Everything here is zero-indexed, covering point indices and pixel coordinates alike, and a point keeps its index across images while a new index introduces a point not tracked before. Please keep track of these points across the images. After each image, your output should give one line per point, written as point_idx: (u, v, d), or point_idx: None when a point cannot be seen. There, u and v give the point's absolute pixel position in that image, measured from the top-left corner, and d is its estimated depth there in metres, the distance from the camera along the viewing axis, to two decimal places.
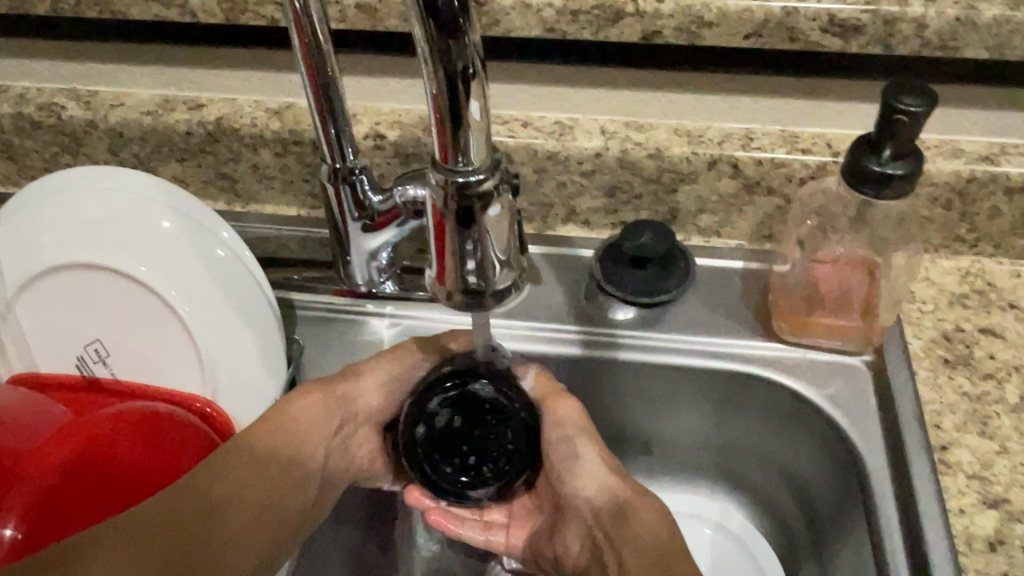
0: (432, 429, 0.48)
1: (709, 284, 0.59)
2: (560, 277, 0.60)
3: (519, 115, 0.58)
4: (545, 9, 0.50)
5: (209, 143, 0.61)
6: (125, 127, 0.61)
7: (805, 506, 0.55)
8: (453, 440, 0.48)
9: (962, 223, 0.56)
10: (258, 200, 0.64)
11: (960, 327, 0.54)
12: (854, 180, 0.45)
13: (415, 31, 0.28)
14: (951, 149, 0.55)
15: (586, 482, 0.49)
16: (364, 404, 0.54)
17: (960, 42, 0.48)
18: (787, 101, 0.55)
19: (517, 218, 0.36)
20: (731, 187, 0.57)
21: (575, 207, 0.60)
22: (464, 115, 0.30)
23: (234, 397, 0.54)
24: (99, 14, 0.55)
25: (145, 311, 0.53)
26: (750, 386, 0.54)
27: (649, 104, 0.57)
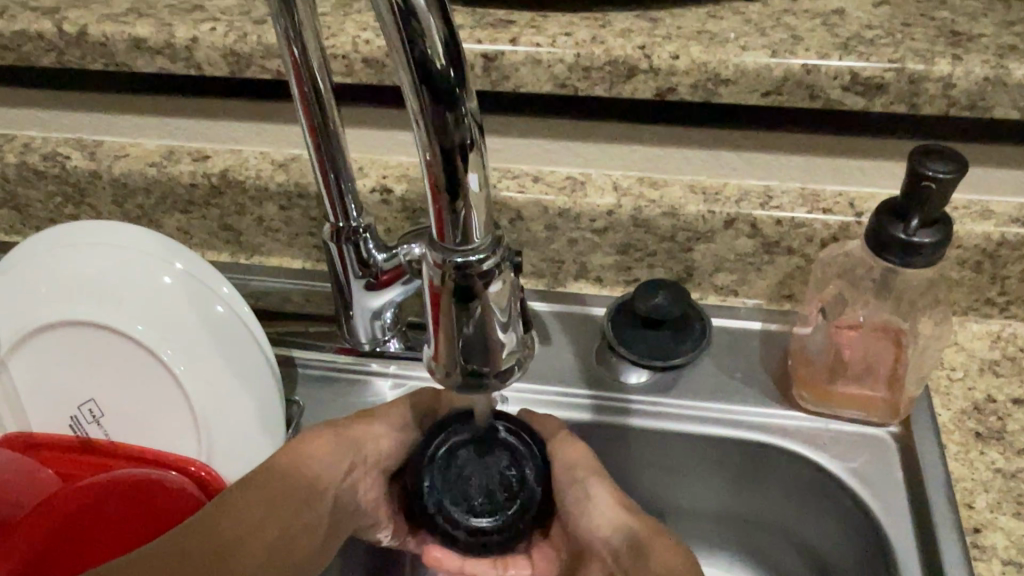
0: (440, 474, 0.47)
1: (725, 346, 0.56)
2: (570, 337, 0.57)
3: (530, 169, 0.57)
4: (557, 65, 0.49)
5: (213, 195, 0.60)
6: (129, 178, 0.60)
7: None
8: (465, 484, 0.46)
9: (992, 286, 0.54)
10: (262, 252, 0.63)
11: (992, 397, 0.52)
12: (879, 247, 0.43)
13: (409, 104, 0.27)
14: (979, 210, 0.52)
15: (601, 522, 0.45)
16: (373, 449, 0.50)
17: (990, 103, 0.46)
18: (807, 158, 0.53)
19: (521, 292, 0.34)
20: (749, 246, 0.55)
21: (586, 263, 0.58)
22: (462, 191, 0.29)
23: (230, 460, 0.52)
24: (103, 67, 0.54)
25: (140, 369, 0.51)
26: (769, 456, 0.51)
27: (664, 159, 0.55)
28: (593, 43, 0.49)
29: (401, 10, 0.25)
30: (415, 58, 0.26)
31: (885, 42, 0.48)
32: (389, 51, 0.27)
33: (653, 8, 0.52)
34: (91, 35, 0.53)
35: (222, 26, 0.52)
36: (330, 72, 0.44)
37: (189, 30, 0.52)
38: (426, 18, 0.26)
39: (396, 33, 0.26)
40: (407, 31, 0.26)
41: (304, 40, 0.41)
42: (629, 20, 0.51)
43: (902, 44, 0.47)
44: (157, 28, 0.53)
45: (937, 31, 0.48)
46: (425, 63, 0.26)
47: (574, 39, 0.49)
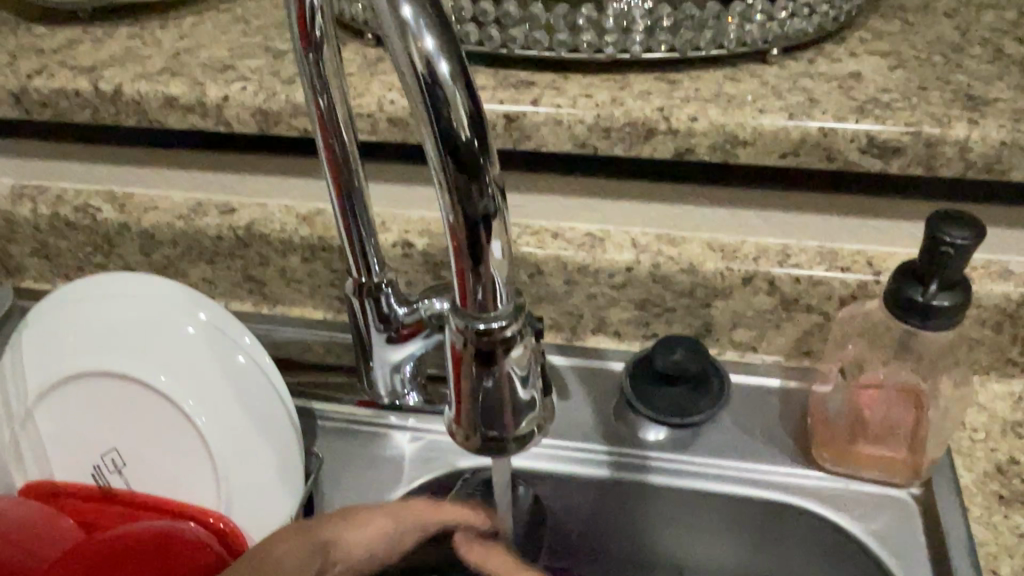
0: None
1: (744, 404, 0.56)
2: (589, 392, 0.58)
3: (549, 225, 0.58)
4: (577, 125, 0.50)
5: (239, 247, 0.61)
6: (157, 230, 0.61)
7: None
8: None
9: (1013, 345, 0.54)
10: (284, 302, 0.64)
11: (1015, 459, 0.51)
12: (897, 309, 0.43)
13: (434, 173, 0.28)
14: (999, 271, 0.52)
15: None
16: None
17: (1007, 165, 0.47)
18: (825, 217, 0.54)
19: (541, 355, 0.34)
20: (768, 303, 0.55)
21: (605, 318, 0.58)
22: (485, 257, 0.29)
23: (248, 512, 0.52)
24: (136, 123, 0.56)
25: (163, 419, 0.52)
26: (790, 517, 0.51)
27: (683, 217, 0.56)
28: (612, 105, 0.50)
29: (428, 84, 0.26)
30: (441, 132, 0.27)
31: (901, 105, 0.49)
32: (416, 123, 0.28)
33: (672, 71, 0.53)
34: (126, 93, 0.55)
35: (253, 85, 0.54)
36: (356, 131, 0.45)
37: (221, 89, 0.54)
38: (452, 91, 0.26)
39: (423, 106, 0.27)
40: (434, 105, 0.27)
41: (331, 96, 0.42)
42: (649, 82, 0.52)
43: (918, 108, 0.48)
44: (190, 86, 0.54)
45: (953, 95, 0.49)
46: (451, 134, 0.27)
47: (594, 101, 0.50)
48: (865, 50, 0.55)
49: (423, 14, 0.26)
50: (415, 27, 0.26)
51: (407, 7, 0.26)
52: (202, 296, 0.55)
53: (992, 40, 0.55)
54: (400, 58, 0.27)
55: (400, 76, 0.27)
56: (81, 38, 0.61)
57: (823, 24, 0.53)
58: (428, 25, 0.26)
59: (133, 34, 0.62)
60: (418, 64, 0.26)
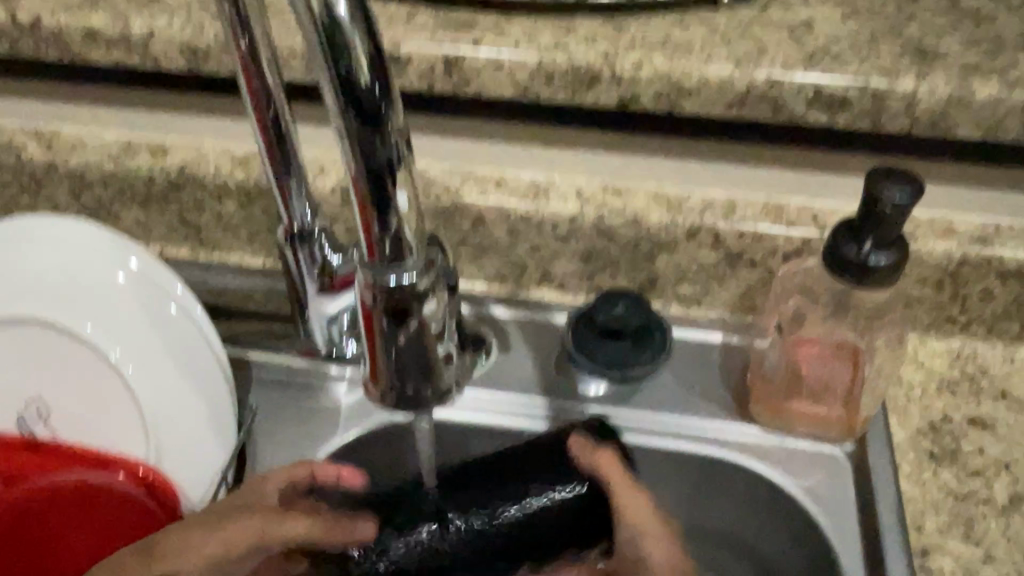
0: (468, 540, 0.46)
1: (686, 358, 0.56)
2: (530, 344, 0.57)
3: (493, 173, 0.56)
4: (519, 71, 0.48)
5: (172, 190, 0.59)
6: (86, 171, 0.58)
7: None
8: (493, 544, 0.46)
9: (953, 304, 0.53)
10: (222, 248, 0.62)
11: (947, 417, 0.51)
12: (836, 266, 0.43)
13: (335, 122, 0.26)
14: (943, 228, 0.52)
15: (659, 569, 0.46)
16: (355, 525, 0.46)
17: (953, 122, 0.46)
18: (773, 171, 0.53)
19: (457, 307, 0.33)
20: (712, 258, 0.54)
21: (549, 270, 0.57)
22: (391, 208, 0.28)
23: (179, 465, 0.52)
24: (57, 57, 0.53)
25: (90, 371, 0.51)
26: (726, 473, 0.51)
27: (629, 167, 0.55)
28: (556, 50, 0.48)
29: (326, 25, 0.25)
30: (339, 75, 0.25)
31: (850, 57, 0.47)
32: (314, 66, 0.26)
33: (619, 15, 0.51)
34: (45, 25, 0.52)
35: (180, 20, 0.51)
36: (280, 71, 0.43)
37: (146, 23, 0.51)
38: (350, 33, 0.25)
39: (322, 49, 0.25)
40: (330, 47, 0.25)
41: (253, 30, 0.40)
42: (595, 26, 0.50)
43: (867, 60, 0.47)
44: (113, 19, 0.51)
45: (904, 48, 0.48)
46: (350, 78, 0.25)
47: (537, 45, 0.48)
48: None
49: None
50: None
51: None
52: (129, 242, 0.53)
53: None
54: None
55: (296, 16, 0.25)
56: None
57: None
58: None
59: None
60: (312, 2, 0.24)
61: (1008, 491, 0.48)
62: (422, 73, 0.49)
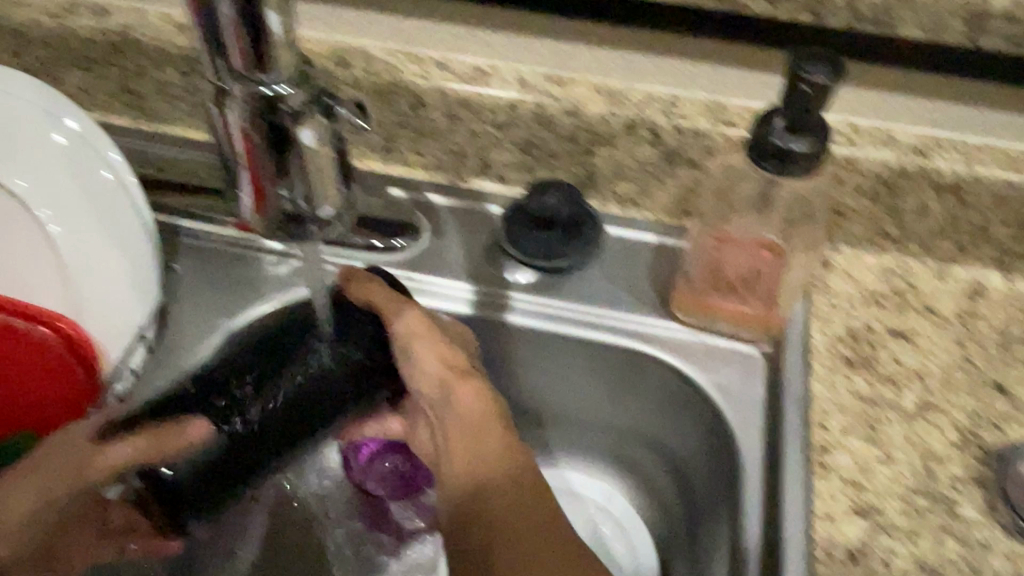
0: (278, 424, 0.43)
1: (616, 255, 0.56)
2: (464, 232, 0.56)
3: (437, 56, 0.55)
4: None
5: (113, 54, 0.58)
6: (26, 28, 0.57)
7: (686, 491, 0.52)
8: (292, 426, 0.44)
9: (888, 217, 0.53)
10: (165, 119, 0.61)
11: (869, 327, 0.51)
12: (757, 156, 0.42)
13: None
14: (883, 138, 0.51)
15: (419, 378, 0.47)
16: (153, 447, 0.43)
17: (895, 18, 0.45)
18: (717, 68, 0.52)
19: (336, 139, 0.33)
20: (650, 155, 0.53)
21: (489, 160, 0.57)
22: (267, 34, 0.28)
23: (101, 325, 0.52)
24: None
25: (21, 229, 0.52)
26: (641, 365, 0.51)
27: (574, 57, 0.54)
28: None
29: None
30: None
31: None
32: None
33: None
34: None
35: None
36: None
37: None
38: None
39: None
40: None
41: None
42: None
43: None
44: None
45: None
46: None
47: None
48: None
49: None
50: None
51: None
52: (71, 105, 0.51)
53: None
54: None
55: None
56: None
57: None
58: None
59: None
60: None
61: (917, 399, 0.48)
62: None
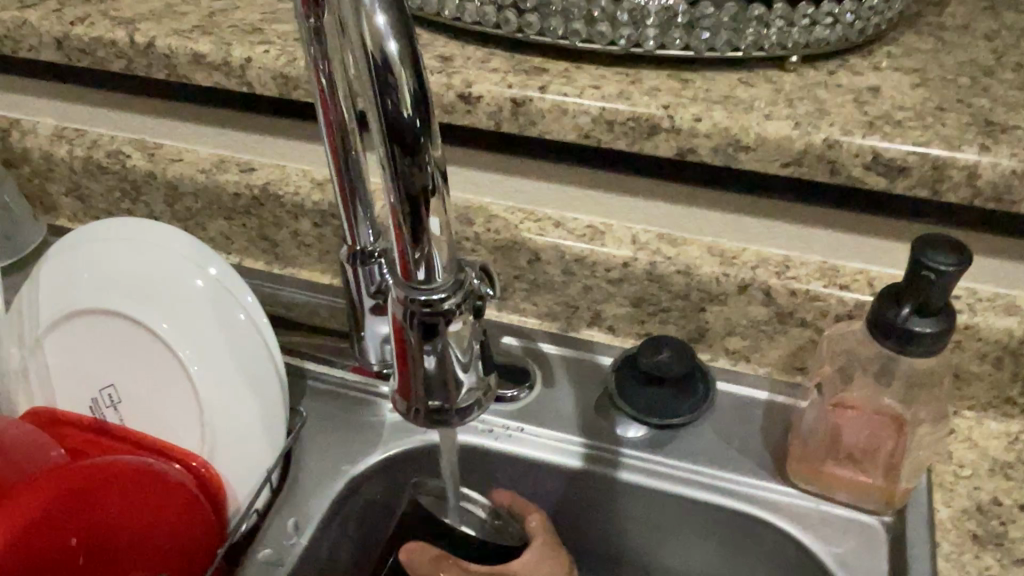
0: None
1: (726, 412, 0.56)
2: (574, 383, 0.58)
3: (554, 214, 0.58)
4: (582, 116, 0.50)
5: (254, 205, 0.63)
6: (180, 181, 0.63)
7: None
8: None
9: (1013, 383, 0.52)
10: (295, 264, 0.66)
11: (997, 500, 0.49)
12: (878, 331, 0.42)
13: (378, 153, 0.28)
14: (1005, 305, 0.51)
15: None
16: None
17: (1018, 195, 0.45)
18: (829, 232, 0.53)
19: (481, 331, 0.35)
20: (762, 314, 0.54)
21: (600, 312, 0.58)
22: (424, 235, 0.30)
23: (231, 463, 0.55)
24: (166, 76, 0.58)
25: (159, 367, 0.55)
26: (755, 529, 0.51)
27: (686, 217, 0.55)
28: (619, 98, 0.50)
29: (378, 63, 0.27)
30: (389, 118, 0.28)
31: (913, 124, 0.47)
32: (364, 98, 0.29)
33: (686, 70, 0.52)
34: (158, 47, 0.57)
35: (276, 49, 0.56)
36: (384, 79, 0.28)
37: (245, 52, 0.56)
38: (399, 69, 0.27)
39: (372, 83, 0.27)
40: (383, 86, 0.28)
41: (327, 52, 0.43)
42: (659, 79, 0.51)
43: (930, 128, 0.47)
44: (217, 45, 0.56)
45: (971, 119, 0.47)
46: (396, 114, 0.28)
47: (601, 92, 0.50)
48: (892, 60, 0.53)
49: None
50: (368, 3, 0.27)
51: None
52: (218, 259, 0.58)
53: None
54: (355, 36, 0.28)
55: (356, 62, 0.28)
56: None
57: (847, 35, 0.52)
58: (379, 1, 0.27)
59: None
60: (367, 39, 0.27)
61: None
62: (491, 114, 0.52)
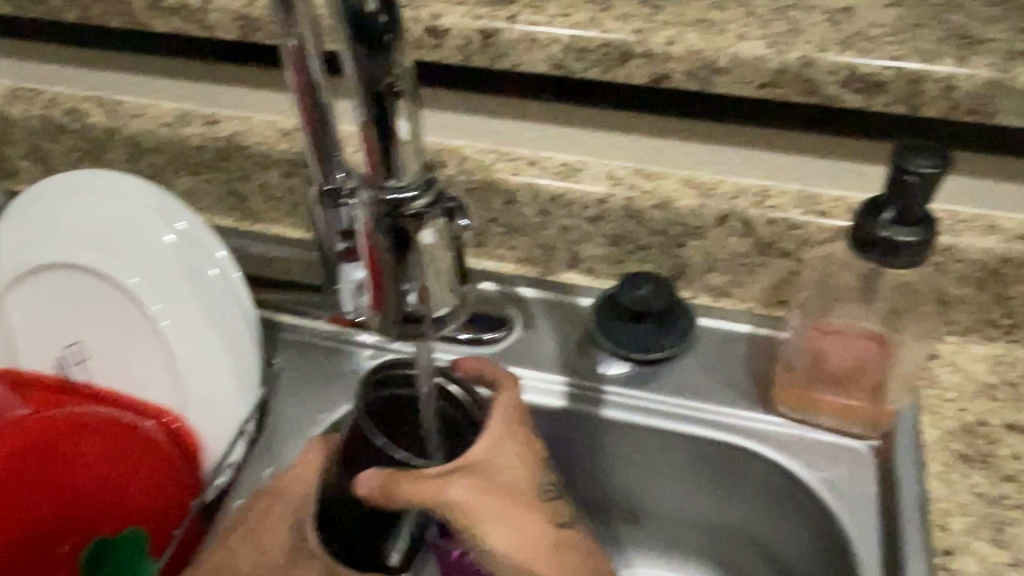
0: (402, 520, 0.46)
1: (709, 347, 0.55)
2: (555, 325, 0.57)
3: (528, 154, 0.57)
4: (552, 45, 0.49)
5: (220, 159, 0.61)
6: (142, 137, 0.61)
7: None
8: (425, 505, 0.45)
9: (996, 305, 0.51)
10: (266, 220, 0.64)
11: (983, 421, 0.49)
12: (860, 246, 0.42)
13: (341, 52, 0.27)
14: (985, 225, 0.50)
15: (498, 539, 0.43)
16: None
17: (995, 106, 0.44)
18: (807, 159, 0.52)
19: (457, 241, 0.33)
20: (742, 246, 0.53)
21: (578, 253, 0.57)
22: (393, 139, 0.29)
23: (204, 418, 0.53)
24: (122, 24, 0.56)
25: (127, 322, 0.53)
26: (742, 460, 0.50)
27: (662, 151, 0.55)
28: (590, 25, 0.49)
29: None
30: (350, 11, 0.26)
31: (889, 40, 0.46)
32: None
33: None
34: None
35: None
36: None
37: None
38: None
39: None
40: None
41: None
42: (631, 6, 0.50)
43: (907, 43, 0.46)
44: None
45: (947, 33, 0.47)
46: (358, 7, 0.26)
47: (572, 20, 0.49)
48: None
49: None
50: None
51: None
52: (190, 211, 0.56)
53: None
54: None
55: None
56: None
57: None
58: None
59: None
60: None
61: None
62: (459, 47, 0.50)
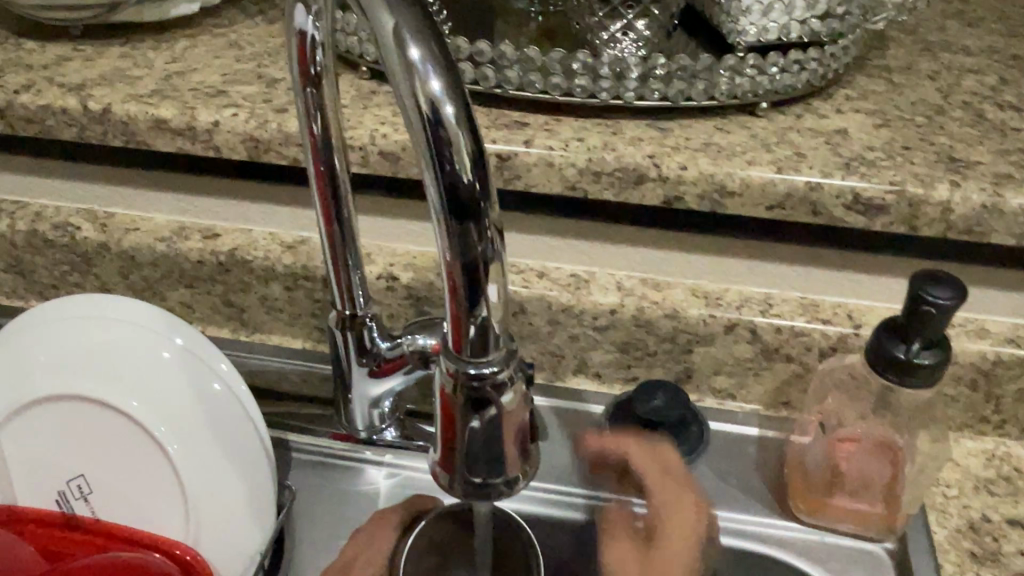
0: None
1: (722, 452, 0.57)
2: (568, 435, 0.58)
3: (536, 265, 0.57)
4: (568, 168, 0.50)
5: (220, 272, 0.60)
6: (136, 251, 0.60)
7: None
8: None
9: (987, 404, 0.54)
10: (264, 330, 0.63)
11: (987, 517, 0.51)
12: (879, 366, 0.44)
13: (437, 222, 0.28)
14: (974, 330, 0.53)
15: None
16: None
17: (987, 227, 0.48)
18: (807, 269, 0.55)
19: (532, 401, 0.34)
20: (748, 351, 0.55)
21: (587, 359, 0.58)
22: (481, 304, 0.30)
23: (216, 547, 0.52)
24: (123, 144, 0.55)
25: (133, 451, 0.51)
26: (765, 567, 0.52)
27: (668, 261, 0.56)
28: (604, 149, 0.50)
29: (433, 127, 0.27)
30: (445, 181, 0.28)
31: (886, 165, 0.49)
32: (418, 164, 0.28)
33: (663, 119, 0.53)
34: (114, 113, 0.54)
35: (244, 112, 0.54)
36: (439, 145, 0.27)
37: (212, 115, 0.53)
38: (455, 131, 0.27)
39: (427, 147, 0.27)
40: (438, 150, 0.27)
41: (325, 117, 0.41)
42: (640, 129, 0.52)
43: (902, 167, 0.49)
44: (180, 110, 0.54)
45: (936, 157, 0.50)
46: (453, 177, 0.28)
47: (585, 145, 0.51)
48: (851, 104, 0.56)
49: (429, 55, 0.27)
50: (421, 67, 0.27)
51: (412, 48, 0.27)
52: (187, 328, 0.55)
53: (973, 104, 0.56)
54: (405, 104, 0.28)
55: (410, 128, 0.28)
56: (71, 55, 0.60)
57: (811, 80, 0.54)
58: (434, 66, 0.27)
59: (124, 55, 0.61)
60: (421, 103, 0.27)
61: None
62: None
